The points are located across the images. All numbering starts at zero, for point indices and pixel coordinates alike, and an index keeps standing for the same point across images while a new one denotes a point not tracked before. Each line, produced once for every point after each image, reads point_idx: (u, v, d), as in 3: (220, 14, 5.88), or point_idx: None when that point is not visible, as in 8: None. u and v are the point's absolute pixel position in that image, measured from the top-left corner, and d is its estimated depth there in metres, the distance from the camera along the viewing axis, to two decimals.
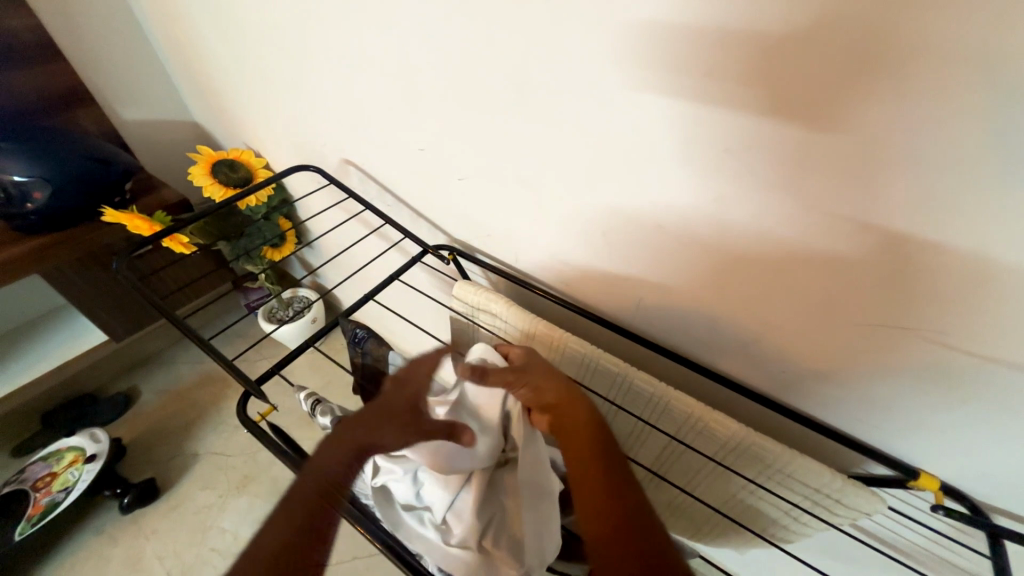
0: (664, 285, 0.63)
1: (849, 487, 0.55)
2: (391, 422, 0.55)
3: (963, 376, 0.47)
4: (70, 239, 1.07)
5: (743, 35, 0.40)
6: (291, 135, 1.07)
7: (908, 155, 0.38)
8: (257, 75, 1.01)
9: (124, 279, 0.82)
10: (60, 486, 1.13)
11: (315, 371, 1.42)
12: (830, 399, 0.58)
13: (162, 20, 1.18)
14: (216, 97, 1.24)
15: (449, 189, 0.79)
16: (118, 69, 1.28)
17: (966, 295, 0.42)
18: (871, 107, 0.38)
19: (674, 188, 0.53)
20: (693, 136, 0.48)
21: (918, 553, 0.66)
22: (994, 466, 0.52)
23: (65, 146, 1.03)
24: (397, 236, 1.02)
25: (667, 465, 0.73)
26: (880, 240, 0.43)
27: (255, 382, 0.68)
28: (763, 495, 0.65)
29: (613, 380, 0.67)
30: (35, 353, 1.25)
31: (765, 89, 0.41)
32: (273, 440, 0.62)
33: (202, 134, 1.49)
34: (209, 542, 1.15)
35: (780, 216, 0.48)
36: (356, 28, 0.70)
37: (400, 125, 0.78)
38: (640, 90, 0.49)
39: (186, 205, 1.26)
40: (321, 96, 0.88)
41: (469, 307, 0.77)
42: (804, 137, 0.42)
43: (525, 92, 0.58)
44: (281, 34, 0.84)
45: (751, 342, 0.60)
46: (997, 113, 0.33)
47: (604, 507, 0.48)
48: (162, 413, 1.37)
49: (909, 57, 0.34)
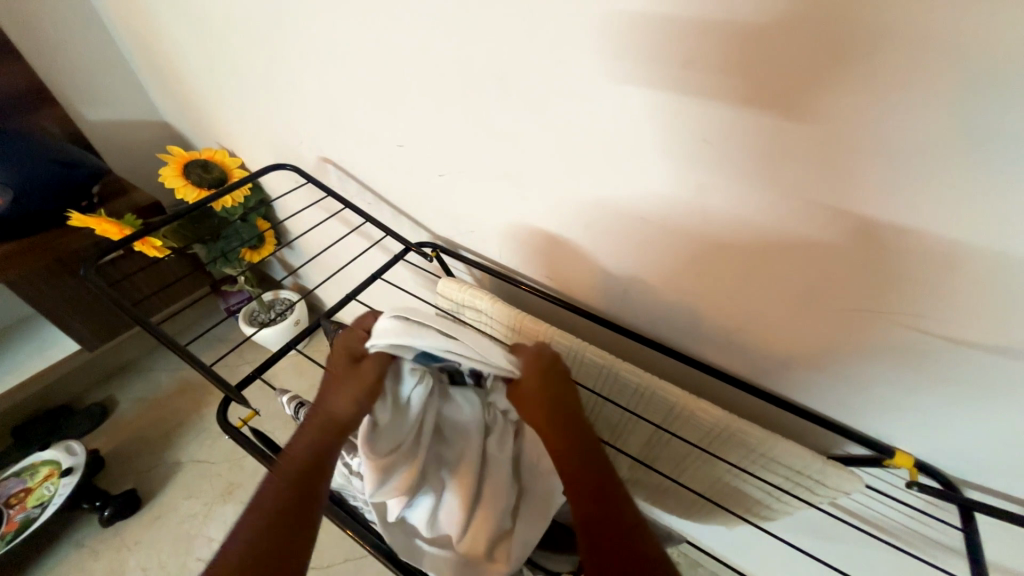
0: (646, 277, 0.62)
1: (829, 468, 0.54)
2: (339, 388, 0.49)
3: (947, 363, 0.46)
4: (36, 246, 1.04)
5: (716, 19, 0.38)
6: (265, 134, 1.04)
7: (885, 140, 0.37)
8: (226, 71, 0.97)
9: (93, 288, 0.77)
10: (35, 502, 1.10)
11: (301, 373, 1.39)
12: (815, 388, 0.58)
13: (127, 17, 1.14)
14: (187, 95, 1.20)
15: (430, 185, 0.77)
16: (83, 69, 1.24)
17: (945, 282, 0.41)
18: (840, 95, 0.37)
19: (652, 179, 0.51)
20: (669, 125, 0.46)
21: (898, 531, 0.66)
22: (980, 451, 0.52)
23: (26, 150, 1.00)
24: (378, 234, 1.00)
25: (655, 454, 0.72)
26: (858, 225, 0.42)
27: (233, 386, 0.64)
28: (747, 478, 0.65)
29: (599, 373, 0.65)
30: (5, 365, 1.21)
31: (735, 76, 0.40)
32: (256, 446, 0.59)
33: (175, 134, 1.45)
34: (194, 552, 1.13)
35: (760, 204, 0.46)
36: (326, 22, 0.67)
37: (376, 120, 0.75)
38: (614, 78, 0.47)
39: (159, 208, 1.22)
40: (294, 92, 0.85)
41: (454, 304, 0.75)
42: (781, 124, 0.40)
43: (496, 81, 0.56)
44: (249, 30, 0.81)
45: (734, 333, 0.59)
46: (974, 96, 0.32)
47: (591, 498, 0.45)
48: (142, 423, 1.34)
49: (884, 38, 0.33)
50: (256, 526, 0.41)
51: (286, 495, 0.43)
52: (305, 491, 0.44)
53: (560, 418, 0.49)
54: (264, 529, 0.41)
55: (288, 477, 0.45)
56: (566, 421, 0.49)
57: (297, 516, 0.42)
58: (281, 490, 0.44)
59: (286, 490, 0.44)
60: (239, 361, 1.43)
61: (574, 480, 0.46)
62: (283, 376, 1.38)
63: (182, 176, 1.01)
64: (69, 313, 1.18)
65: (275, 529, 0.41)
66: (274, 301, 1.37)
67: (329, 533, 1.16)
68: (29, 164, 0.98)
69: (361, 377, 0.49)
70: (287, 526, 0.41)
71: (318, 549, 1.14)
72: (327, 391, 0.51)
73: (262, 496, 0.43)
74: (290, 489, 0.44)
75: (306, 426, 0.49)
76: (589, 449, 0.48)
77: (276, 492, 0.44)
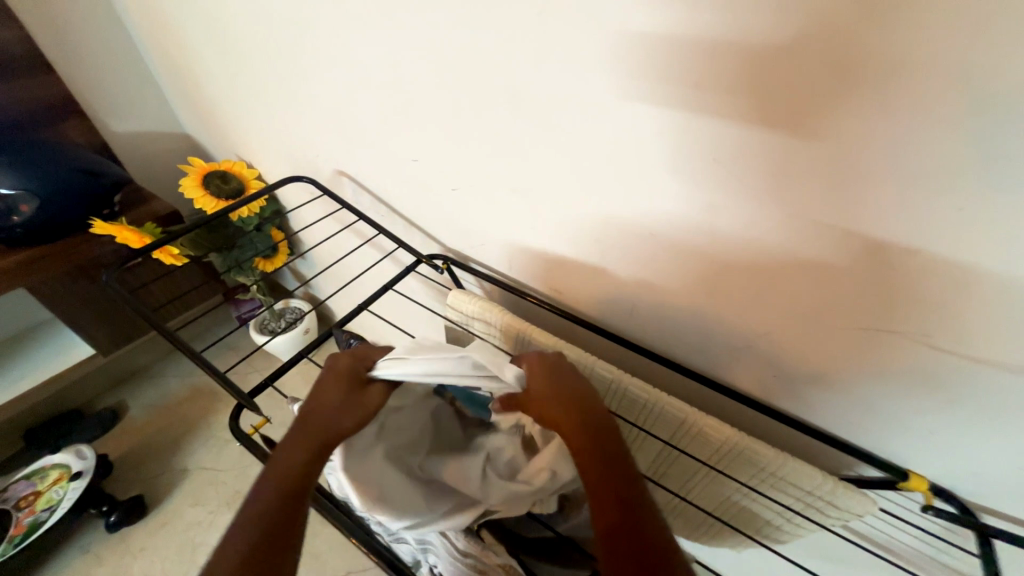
0: (654, 293, 0.62)
1: (840, 489, 0.53)
2: (338, 405, 0.51)
3: (959, 384, 0.46)
4: (58, 253, 1.06)
5: (729, 42, 0.39)
6: (283, 146, 1.07)
7: (893, 164, 0.37)
8: (247, 86, 1.00)
9: (112, 294, 0.79)
10: (44, 505, 1.11)
11: (308, 383, 1.40)
12: (826, 407, 0.57)
13: (154, 34, 1.18)
14: (208, 108, 1.23)
15: (442, 198, 0.78)
16: (110, 82, 1.29)
17: (957, 302, 0.41)
18: (847, 116, 0.37)
19: (662, 194, 0.52)
20: (680, 143, 0.47)
21: (913, 556, 0.64)
22: (995, 473, 0.51)
23: (54, 159, 1.03)
24: (390, 245, 1.01)
25: (663, 471, 0.71)
26: (867, 246, 0.42)
27: (245, 393, 0.65)
28: (757, 498, 0.64)
29: (607, 389, 0.65)
30: (20, 368, 1.23)
31: (745, 97, 0.41)
32: (265, 453, 0.59)
33: (194, 146, 1.49)
34: (197, 560, 1.12)
35: (768, 224, 0.47)
36: (346, 40, 0.70)
37: (392, 135, 0.77)
38: (625, 98, 0.48)
39: (177, 217, 1.25)
40: (313, 106, 0.88)
41: (463, 316, 0.75)
42: (791, 145, 0.41)
43: (510, 97, 0.57)
44: (271, 47, 0.84)
45: (744, 349, 0.59)
46: (982, 119, 0.33)
47: (608, 504, 0.41)
48: (151, 428, 1.35)
49: (892, 66, 0.34)
50: (250, 529, 0.40)
51: (279, 500, 0.43)
52: (299, 497, 0.44)
53: (574, 433, 0.47)
54: (259, 530, 0.40)
55: (281, 483, 0.44)
56: (579, 432, 0.47)
57: (293, 520, 0.42)
58: (275, 496, 0.43)
59: (279, 496, 0.43)
60: (248, 369, 1.44)
61: (593, 499, 0.42)
62: (291, 384, 1.39)
63: (201, 187, 1.03)
64: (85, 317, 1.20)
65: (273, 534, 0.41)
66: (284, 310, 1.39)
67: (332, 544, 1.15)
68: (55, 173, 1.01)
69: (362, 407, 0.52)
70: (282, 530, 0.41)
71: (321, 560, 1.13)
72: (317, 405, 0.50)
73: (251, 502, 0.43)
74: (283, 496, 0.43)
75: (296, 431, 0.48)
76: (604, 465, 0.44)
77: (271, 496, 0.43)
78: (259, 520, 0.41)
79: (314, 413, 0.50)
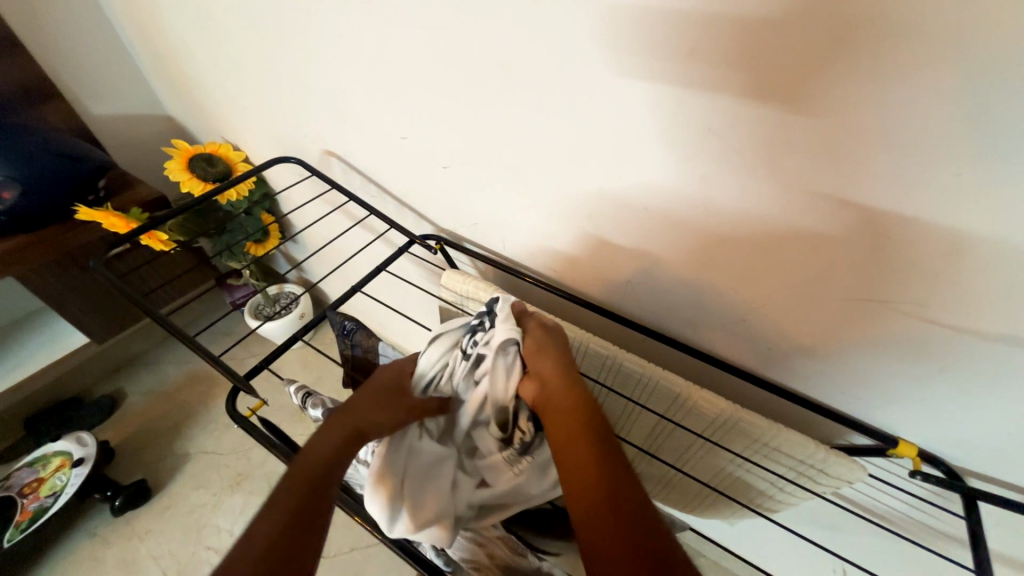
0: (649, 268, 0.62)
1: (833, 457, 0.54)
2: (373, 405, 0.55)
3: (946, 353, 0.47)
4: (45, 240, 1.05)
5: (721, 11, 0.38)
6: (268, 127, 1.04)
7: (884, 136, 0.37)
8: (230, 66, 0.97)
9: (101, 280, 0.77)
10: (48, 492, 1.12)
11: (306, 366, 1.41)
12: (818, 378, 0.58)
13: (128, 11, 1.13)
14: (189, 88, 1.20)
15: (434, 177, 0.77)
16: (87, 62, 1.25)
17: (950, 272, 0.41)
18: (843, 88, 0.36)
19: (654, 169, 0.51)
20: (672, 117, 0.46)
21: (900, 519, 0.66)
22: (981, 438, 0.52)
23: (34, 144, 1.01)
24: (382, 226, 1.00)
25: (659, 444, 0.72)
26: (859, 216, 0.42)
27: (242, 376, 0.65)
28: (751, 468, 0.65)
29: (603, 364, 0.66)
30: (13, 357, 1.23)
31: (738, 67, 0.40)
32: (263, 434, 0.59)
33: (177, 128, 1.45)
34: (204, 541, 1.14)
35: (761, 197, 0.46)
36: (327, 13, 0.67)
37: (381, 114, 0.75)
38: (615, 70, 0.47)
39: (164, 202, 1.23)
40: (297, 84, 0.85)
41: (458, 296, 0.75)
42: (782, 119, 0.40)
43: (499, 71, 0.55)
44: (251, 22, 0.81)
45: (738, 324, 0.59)
46: (977, 87, 0.32)
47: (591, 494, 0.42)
48: (150, 414, 1.36)
49: (886, 34, 0.33)
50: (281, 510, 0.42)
51: (303, 486, 0.45)
52: (324, 487, 0.46)
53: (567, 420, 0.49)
54: (285, 516, 0.42)
55: (311, 472, 0.46)
56: (590, 467, 0.44)
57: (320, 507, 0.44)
58: (302, 483, 0.45)
59: (304, 484, 0.45)
60: (244, 354, 1.45)
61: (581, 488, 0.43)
62: (290, 368, 1.39)
63: (187, 170, 1.01)
64: (77, 307, 1.19)
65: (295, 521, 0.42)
66: (279, 295, 1.38)
67: (336, 522, 1.18)
68: (37, 159, 0.99)
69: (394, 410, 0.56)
70: (308, 516, 0.42)
71: (326, 538, 1.15)
72: (348, 404, 0.54)
73: (281, 491, 0.44)
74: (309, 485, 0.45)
75: (330, 426, 0.51)
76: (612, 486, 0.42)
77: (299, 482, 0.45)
78: (288, 506, 0.43)
79: (353, 412, 0.53)
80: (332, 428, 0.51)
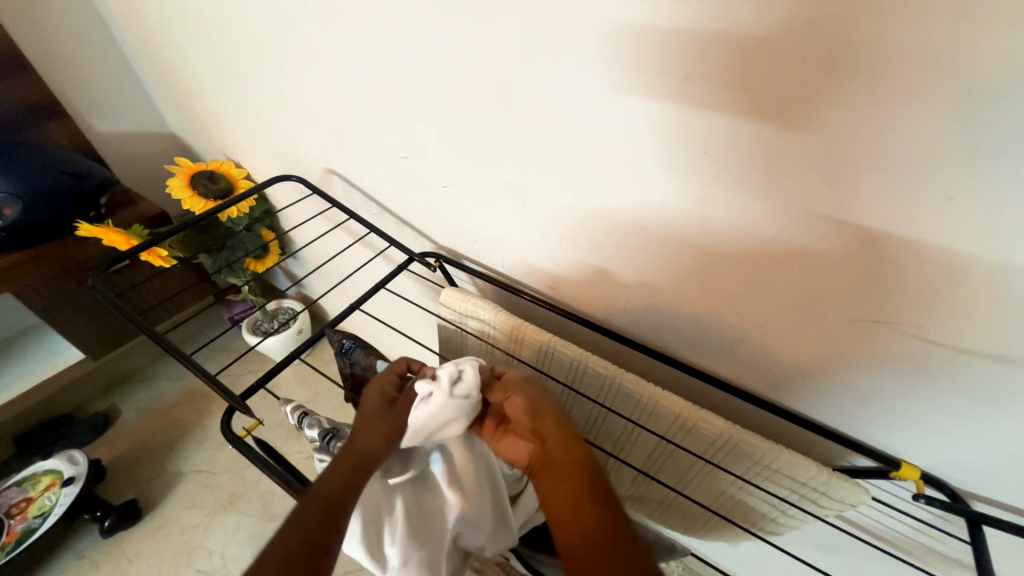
0: (645, 288, 0.63)
1: (834, 480, 0.54)
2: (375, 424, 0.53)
3: (943, 372, 0.47)
4: (42, 256, 1.05)
5: (719, 35, 0.39)
6: (272, 145, 1.05)
7: (875, 157, 0.38)
8: (235, 86, 0.99)
9: (98, 295, 0.76)
10: (36, 512, 1.09)
11: (303, 383, 1.40)
12: (817, 397, 0.57)
13: (136, 31, 1.16)
14: (192, 105, 1.21)
15: (433, 195, 0.78)
16: (92, 80, 1.26)
17: (945, 292, 0.41)
18: (838, 108, 0.37)
19: (652, 189, 0.52)
20: (672, 138, 0.47)
21: (904, 543, 0.65)
22: (981, 459, 0.51)
23: (37, 161, 1.02)
24: (381, 244, 1.01)
25: (659, 465, 0.71)
26: (853, 238, 0.43)
27: (236, 396, 0.63)
28: (752, 491, 0.64)
29: (602, 383, 0.65)
30: (7, 373, 1.22)
31: (732, 88, 0.41)
32: (256, 456, 0.57)
33: (180, 144, 1.47)
34: (195, 564, 1.12)
35: (757, 217, 0.47)
36: (332, 36, 0.68)
37: (382, 133, 0.76)
38: (612, 90, 0.48)
39: (165, 218, 1.24)
40: (301, 103, 0.86)
41: (457, 314, 0.75)
42: (777, 138, 0.41)
43: (500, 92, 0.56)
44: (258, 43, 0.82)
45: (736, 344, 0.60)
46: (966, 112, 0.33)
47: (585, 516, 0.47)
48: (144, 432, 1.34)
49: (876, 58, 0.34)
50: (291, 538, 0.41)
51: (320, 511, 0.44)
52: (333, 514, 0.45)
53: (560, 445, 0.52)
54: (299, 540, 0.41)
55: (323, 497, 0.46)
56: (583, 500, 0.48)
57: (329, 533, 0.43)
58: (313, 512, 0.44)
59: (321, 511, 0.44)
60: (240, 371, 1.44)
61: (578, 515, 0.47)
62: (286, 385, 1.39)
63: (188, 188, 1.01)
64: (75, 322, 1.19)
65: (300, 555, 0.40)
66: (278, 311, 1.39)
67: None
68: (41, 176, 1.00)
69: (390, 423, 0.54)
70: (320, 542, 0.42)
71: None
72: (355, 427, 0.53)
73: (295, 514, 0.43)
74: (324, 508, 0.44)
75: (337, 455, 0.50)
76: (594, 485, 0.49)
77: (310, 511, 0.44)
78: (304, 529, 0.42)
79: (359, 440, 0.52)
80: (341, 458, 0.50)
